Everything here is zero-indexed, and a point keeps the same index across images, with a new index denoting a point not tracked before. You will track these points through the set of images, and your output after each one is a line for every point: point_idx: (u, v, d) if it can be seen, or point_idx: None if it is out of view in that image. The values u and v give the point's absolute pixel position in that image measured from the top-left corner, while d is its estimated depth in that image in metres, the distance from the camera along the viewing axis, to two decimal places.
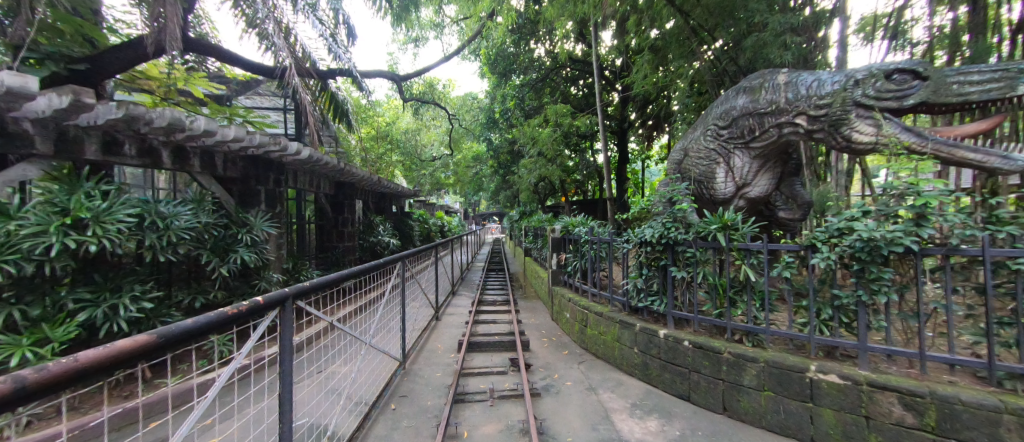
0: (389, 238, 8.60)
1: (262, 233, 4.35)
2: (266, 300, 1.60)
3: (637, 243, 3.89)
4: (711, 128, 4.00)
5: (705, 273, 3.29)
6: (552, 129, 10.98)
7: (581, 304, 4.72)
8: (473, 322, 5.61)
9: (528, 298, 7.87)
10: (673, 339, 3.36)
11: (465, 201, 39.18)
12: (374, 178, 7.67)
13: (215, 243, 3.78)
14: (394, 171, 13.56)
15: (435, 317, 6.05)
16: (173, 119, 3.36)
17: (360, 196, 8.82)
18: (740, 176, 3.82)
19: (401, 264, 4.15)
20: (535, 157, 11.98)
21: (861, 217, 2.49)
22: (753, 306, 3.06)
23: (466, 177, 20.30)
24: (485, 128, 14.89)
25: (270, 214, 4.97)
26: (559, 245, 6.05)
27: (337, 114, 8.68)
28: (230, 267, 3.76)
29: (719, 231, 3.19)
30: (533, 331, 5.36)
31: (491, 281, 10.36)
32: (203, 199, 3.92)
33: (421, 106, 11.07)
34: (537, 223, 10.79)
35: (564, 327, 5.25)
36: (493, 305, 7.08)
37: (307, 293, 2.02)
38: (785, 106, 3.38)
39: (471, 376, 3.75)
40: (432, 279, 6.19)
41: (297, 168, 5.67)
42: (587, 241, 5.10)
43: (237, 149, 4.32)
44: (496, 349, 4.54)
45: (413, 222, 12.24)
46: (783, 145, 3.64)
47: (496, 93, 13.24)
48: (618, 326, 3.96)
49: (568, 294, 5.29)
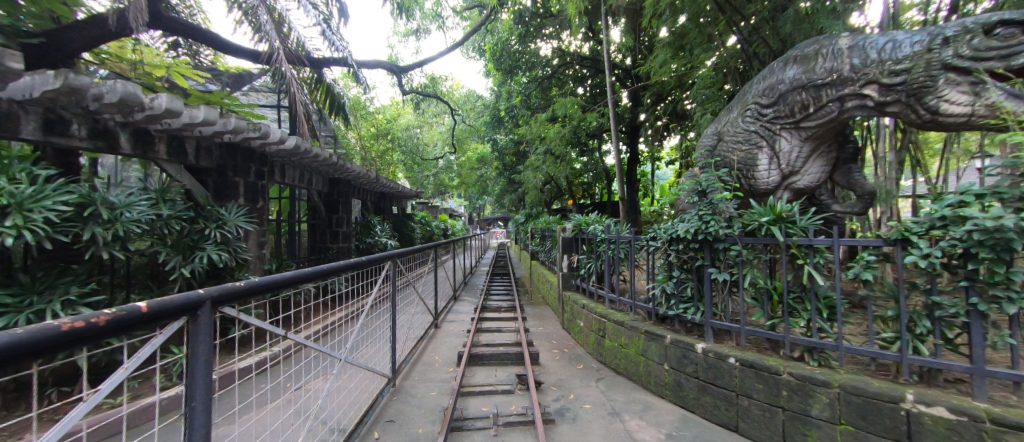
0: (387, 239, 8.11)
1: (237, 229, 3.84)
2: (161, 306, 1.03)
3: (666, 241, 3.31)
4: (750, 108, 3.51)
5: (753, 276, 2.73)
6: (560, 125, 10.45)
7: (597, 312, 4.15)
8: (474, 331, 5.07)
9: (535, 305, 7.31)
10: (714, 355, 2.78)
11: (469, 205, 38.81)
12: (372, 174, 7.18)
13: (178, 239, 3.27)
14: (395, 171, 13.07)
15: (434, 325, 5.52)
16: (127, 94, 2.88)
17: (358, 195, 8.34)
18: (787, 163, 3.32)
19: (392, 263, 3.63)
20: (542, 156, 11.43)
21: (975, 203, 1.92)
22: (820, 317, 2.45)
23: (471, 180, 19.82)
24: (490, 128, 14.42)
25: (251, 209, 4.48)
26: (570, 246, 5.48)
27: (334, 109, 8.19)
28: (195, 268, 3.25)
29: (773, 224, 2.63)
30: (542, 341, 4.78)
31: (496, 285, 9.80)
32: (167, 189, 3.44)
33: (423, 102, 10.62)
34: (545, 224, 10.25)
35: (577, 337, 4.67)
36: (497, 312, 6.50)
37: (244, 298, 1.44)
38: (849, 75, 2.82)
39: (471, 396, 3.18)
40: (431, 283, 5.66)
41: (284, 160, 5.21)
42: (603, 240, 4.53)
43: (211, 135, 3.84)
44: (500, 363, 3.97)
45: (414, 224, 11.73)
46: (842, 124, 3.09)
47: (502, 91, 12.76)
48: (644, 338, 3.38)
49: (582, 300, 4.72)
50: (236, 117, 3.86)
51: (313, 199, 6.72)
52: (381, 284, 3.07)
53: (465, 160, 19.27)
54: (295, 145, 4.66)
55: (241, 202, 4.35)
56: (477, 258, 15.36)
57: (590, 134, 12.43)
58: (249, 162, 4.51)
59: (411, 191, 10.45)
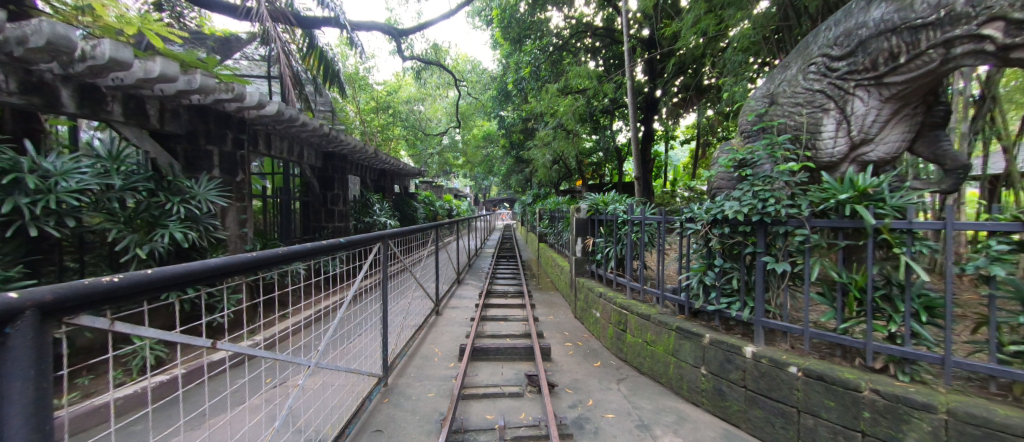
0: (387, 219, 7.65)
1: (208, 204, 3.36)
2: None
3: (708, 223, 2.77)
4: (817, 61, 2.91)
5: (822, 267, 2.19)
6: (574, 98, 9.62)
7: (617, 303, 3.67)
8: (479, 319, 4.65)
9: (543, 289, 6.87)
10: (769, 362, 2.28)
11: (474, 186, 38.23)
12: (369, 148, 6.65)
13: (134, 215, 2.80)
14: (397, 148, 12.44)
15: (434, 311, 5.10)
16: (56, 37, 2.29)
17: (356, 172, 7.84)
18: (858, 129, 2.74)
19: (383, 245, 3.14)
20: (552, 132, 10.68)
21: None
22: (916, 322, 1.92)
23: (476, 158, 19.13)
24: (497, 104, 13.62)
25: (229, 182, 3.99)
26: (585, 228, 4.97)
27: (328, 78, 7.55)
28: (155, 248, 2.80)
29: (858, 203, 2.06)
30: (553, 332, 4.35)
31: (501, 268, 9.39)
32: (122, 156, 2.95)
33: (424, 72, 9.86)
34: (554, 205, 9.68)
35: (592, 328, 4.22)
36: (503, 298, 6.08)
37: (108, 296, 0.91)
38: (964, 9, 2.17)
39: (474, 400, 2.74)
40: (432, 266, 5.22)
41: (268, 129, 4.68)
42: (625, 222, 3.99)
43: (175, 95, 3.30)
44: (507, 359, 3.53)
45: (417, 203, 11.24)
46: (940, 79, 2.48)
47: (510, 62, 11.84)
48: (675, 335, 2.90)
49: (598, 288, 4.25)
50: (203, 73, 3.29)
51: (306, 175, 6.22)
52: (364, 270, 2.57)
53: (471, 138, 18.47)
54: (277, 111, 4.12)
55: (216, 174, 3.85)
56: (482, 239, 14.88)
57: (604, 108, 11.57)
58: (226, 128, 3.99)
59: (412, 168, 9.88)
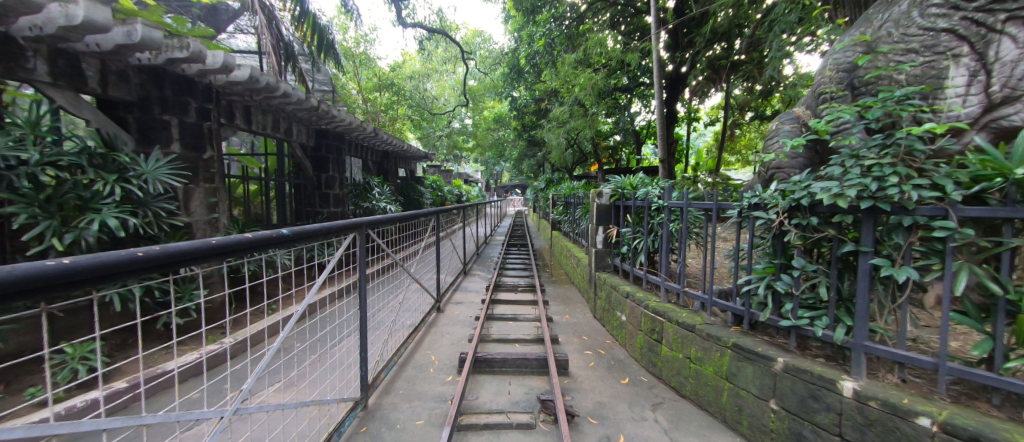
0: (387, 204, 7.09)
1: (156, 184, 2.81)
2: None
3: (783, 211, 2.06)
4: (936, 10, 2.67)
5: (974, 276, 1.48)
6: (592, 71, 8.69)
7: (649, 307, 3.03)
8: (484, 319, 4.09)
9: (557, 282, 6.28)
10: (881, 408, 1.60)
11: (484, 171, 37.53)
12: (367, 126, 6.05)
13: (55, 196, 2.30)
14: (402, 129, 11.78)
15: (435, 308, 4.56)
16: None
17: (356, 153, 7.29)
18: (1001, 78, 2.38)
19: (364, 236, 2.51)
20: (567, 110, 9.82)
21: None
22: None
23: (486, 142, 18.36)
24: (509, 83, 12.79)
25: (194, 159, 3.44)
26: (607, 215, 4.29)
27: (322, 51, 6.89)
28: (82, 237, 2.32)
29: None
30: (570, 336, 3.77)
31: (512, 257, 8.83)
32: (39, 125, 2.40)
33: (429, 44, 9.07)
34: (569, 190, 8.97)
35: (616, 333, 3.62)
36: (512, 293, 5.50)
37: None
38: None
39: (471, 434, 2.16)
40: (433, 257, 4.66)
41: (244, 100, 4.10)
42: (659, 209, 3.29)
43: (112, 53, 2.73)
44: (515, 372, 2.96)
45: (423, 188, 10.69)
46: None
47: (522, 34, 10.90)
48: (731, 356, 2.25)
49: (623, 286, 3.61)
50: (147, 23, 2.60)
51: (297, 155, 5.67)
52: (330, 266, 1.96)
53: (480, 120, 17.66)
54: (249, 76, 3.51)
55: (175, 149, 3.30)
56: (492, 226, 14.29)
57: (624, 84, 10.62)
58: (188, 96, 3.40)
59: (417, 150, 9.25)
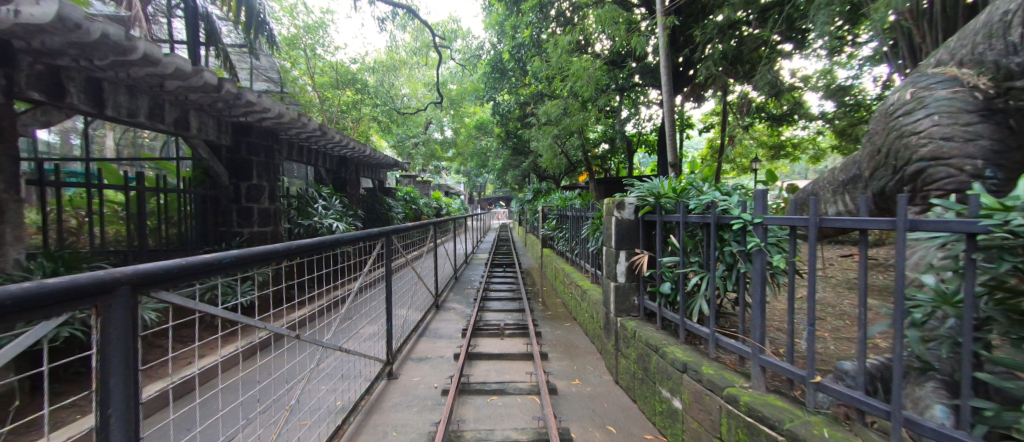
0: (335, 220, 5.65)
1: None
2: None
3: None
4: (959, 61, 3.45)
5: None
6: (584, 62, 7.56)
7: (740, 406, 1.70)
8: (454, 400, 2.66)
9: (554, 318, 4.94)
10: None
11: (468, 184, 36.39)
12: (304, 118, 4.66)
13: None
14: (367, 132, 10.35)
15: (384, 375, 3.10)
16: None
17: (300, 157, 5.86)
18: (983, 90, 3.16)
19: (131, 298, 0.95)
20: (554, 111, 8.69)
21: None
22: None
23: (467, 150, 17.14)
24: (491, 84, 11.65)
25: None
26: (632, 234, 3.01)
27: (253, 28, 5.53)
28: None
29: None
30: (588, 425, 2.42)
31: (497, 281, 7.47)
32: None
33: (395, 31, 7.73)
34: (563, 201, 7.73)
35: (664, 424, 2.29)
36: (496, 337, 4.12)
37: None
38: None
39: None
40: (380, 299, 3.21)
41: (83, 67, 2.67)
42: (734, 229, 2.01)
43: None
44: None
45: (393, 199, 9.27)
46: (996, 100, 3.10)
47: (504, 28, 9.79)
48: None
49: (672, 349, 2.28)
50: None
51: (201, 156, 4.18)
52: None
53: (461, 127, 16.47)
54: (54, 15, 2.03)
55: None
56: (474, 242, 13.01)
57: (617, 83, 9.60)
58: None
59: (384, 156, 7.85)
